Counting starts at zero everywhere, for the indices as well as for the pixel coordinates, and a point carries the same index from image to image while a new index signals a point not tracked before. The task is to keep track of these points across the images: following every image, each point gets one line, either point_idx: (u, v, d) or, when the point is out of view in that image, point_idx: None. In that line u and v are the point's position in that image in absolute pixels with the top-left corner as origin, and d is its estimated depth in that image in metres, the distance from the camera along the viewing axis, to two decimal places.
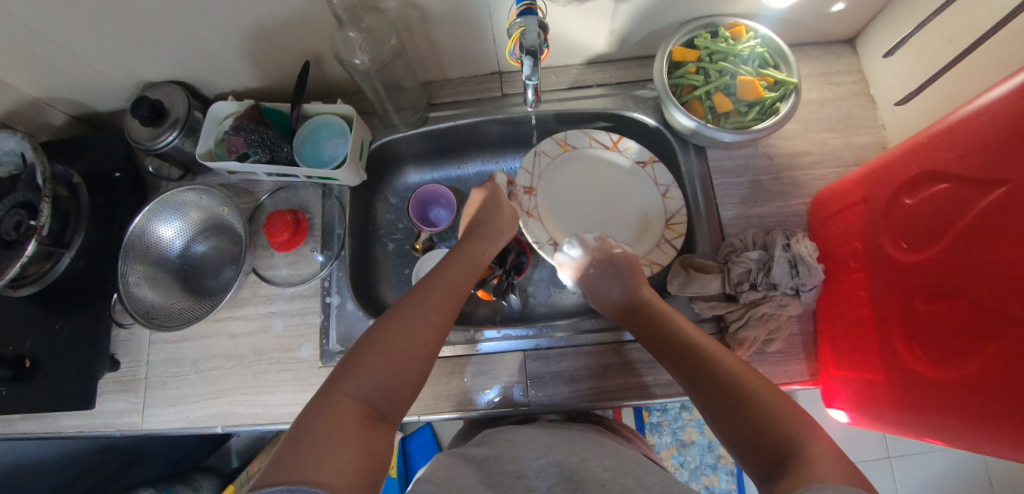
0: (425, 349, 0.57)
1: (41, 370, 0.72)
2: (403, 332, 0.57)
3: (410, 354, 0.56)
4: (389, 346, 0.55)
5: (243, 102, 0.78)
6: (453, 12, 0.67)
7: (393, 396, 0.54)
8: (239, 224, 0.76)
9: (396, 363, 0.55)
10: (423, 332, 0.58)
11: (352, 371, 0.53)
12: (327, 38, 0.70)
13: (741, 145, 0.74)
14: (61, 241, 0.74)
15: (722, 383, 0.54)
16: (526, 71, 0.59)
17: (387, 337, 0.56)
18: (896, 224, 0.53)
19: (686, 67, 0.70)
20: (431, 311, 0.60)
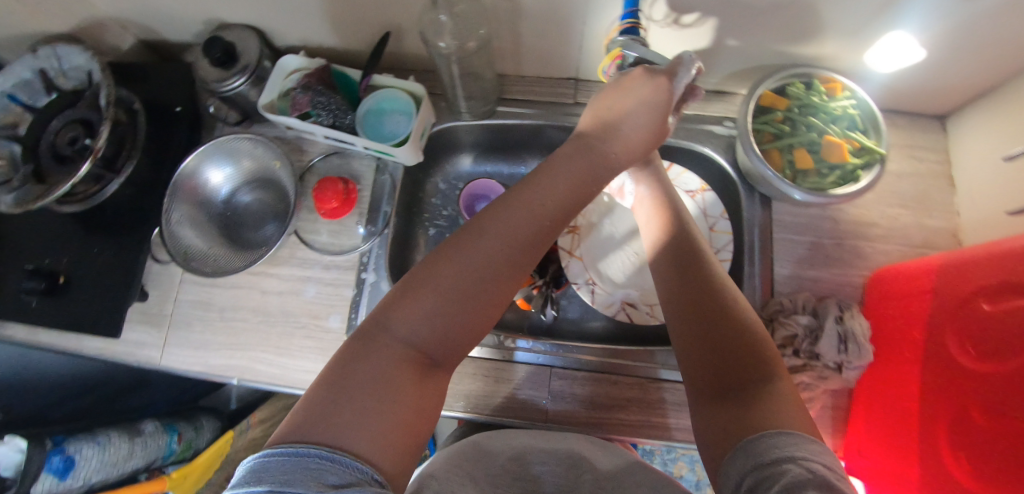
0: (502, 290, 0.51)
1: (73, 289, 0.72)
2: (479, 259, 0.49)
3: (484, 287, 0.49)
4: (463, 275, 0.48)
5: (314, 60, 0.76)
6: (549, 13, 0.65)
7: (450, 342, 0.49)
8: (291, 186, 0.75)
9: (465, 290, 0.48)
10: (503, 266, 0.50)
11: (411, 298, 0.47)
12: (414, 14, 0.68)
13: (809, 205, 0.71)
14: (112, 167, 0.73)
15: (715, 317, 0.52)
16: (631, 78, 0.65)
17: (462, 262, 0.49)
18: (965, 327, 0.51)
19: (772, 114, 0.68)
20: (519, 243, 0.51)
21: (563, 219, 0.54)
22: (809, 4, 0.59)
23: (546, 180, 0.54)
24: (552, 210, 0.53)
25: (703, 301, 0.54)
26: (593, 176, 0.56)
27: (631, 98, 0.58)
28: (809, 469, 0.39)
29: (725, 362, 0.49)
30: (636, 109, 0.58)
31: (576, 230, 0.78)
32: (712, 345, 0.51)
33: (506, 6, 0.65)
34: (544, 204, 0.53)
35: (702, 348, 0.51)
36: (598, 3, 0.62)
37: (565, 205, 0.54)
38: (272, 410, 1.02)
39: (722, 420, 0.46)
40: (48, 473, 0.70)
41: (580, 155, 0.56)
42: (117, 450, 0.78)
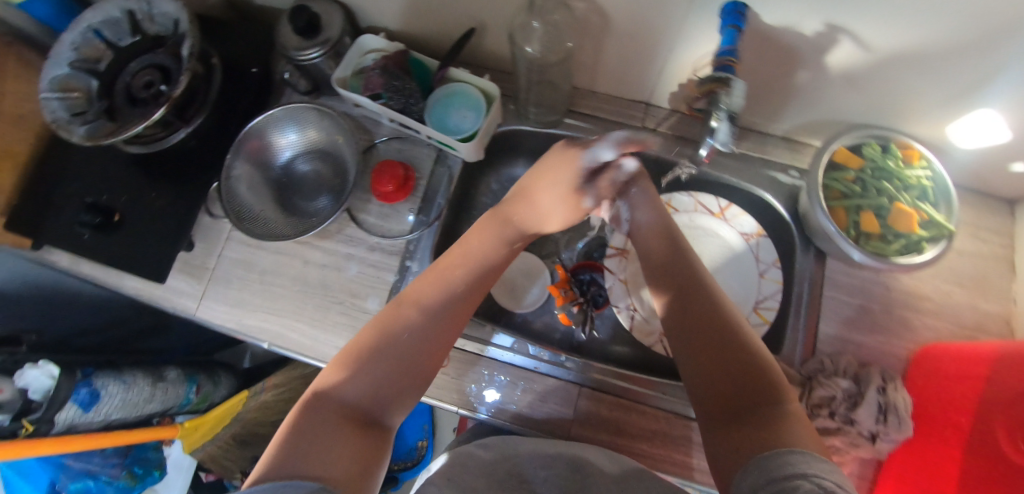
0: (432, 347, 0.55)
1: (126, 228, 0.73)
2: (404, 323, 0.54)
3: (416, 342, 0.54)
4: (386, 338, 0.53)
5: (394, 44, 0.77)
6: (638, 35, 0.64)
7: (393, 392, 0.52)
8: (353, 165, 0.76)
9: (401, 345, 0.53)
10: (426, 327, 0.55)
11: (342, 365, 0.52)
12: (503, 14, 0.68)
13: (864, 268, 0.70)
14: (182, 115, 0.73)
15: (718, 335, 0.52)
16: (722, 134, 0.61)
17: (382, 328, 0.54)
18: (1014, 417, 0.49)
19: (843, 172, 0.67)
20: (434, 309, 0.56)
21: (483, 287, 0.60)
22: (904, 66, 0.58)
23: (456, 261, 0.60)
24: (466, 282, 0.59)
25: (704, 318, 0.54)
26: (501, 252, 0.62)
27: (547, 199, 0.61)
28: (823, 486, 0.37)
29: (734, 384, 0.49)
30: (554, 185, 0.60)
31: (625, 253, 0.77)
32: (717, 367, 0.50)
33: (598, 22, 0.64)
34: (467, 271, 0.59)
35: (709, 369, 0.51)
36: (691, 31, 0.62)
37: (478, 280, 0.59)
38: (288, 376, 1.01)
39: (734, 444, 0.45)
40: (73, 403, 0.71)
41: (503, 227, 0.62)
42: (139, 391, 0.79)
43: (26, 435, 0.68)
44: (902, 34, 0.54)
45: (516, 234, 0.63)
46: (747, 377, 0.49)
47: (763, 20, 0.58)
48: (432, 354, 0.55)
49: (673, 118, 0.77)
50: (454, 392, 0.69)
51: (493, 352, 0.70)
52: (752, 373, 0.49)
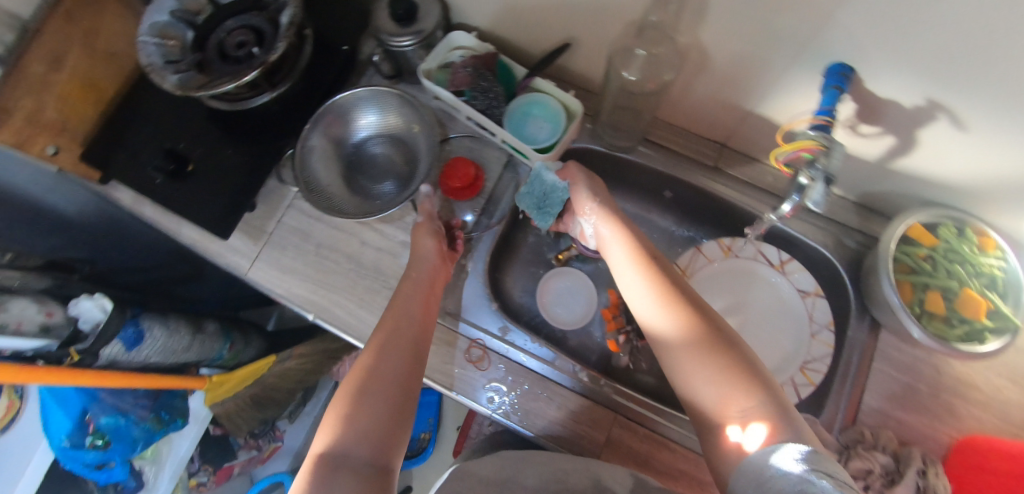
0: (401, 374, 0.58)
1: (197, 180, 0.75)
2: (369, 377, 0.56)
3: (385, 386, 0.56)
4: (358, 385, 0.56)
5: (483, 45, 0.77)
6: (734, 77, 0.65)
7: (387, 439, 0.53)
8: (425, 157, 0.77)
9: (373, 393, 0.55)
10: (385, 360, 0.58)
11: (329, 426, 0.52)
12: (602, 35, 0.68)
13: (918, 346, 0.69)
14: (270, 81, 0.74)
15: (689, 317, 0.54)
16: (818, 195, 0.57)
17: (350, 383, 0.56)
18: None
19: (915, 248, 0.66)
20: (381, 345, 0.60)
21: (424, 317, 0.65)
22: (1003, 155, 0.58)
23: (391, 316, 0.63)
24: (399, 319, 0.63)
25: (675, 303, 0.56)
26: (419, 287, 0.67)
27: (426, 237, 0.72)
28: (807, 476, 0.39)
29: (713, 366, 0.50)
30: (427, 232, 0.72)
31: None
32: (691, 351, 0.52)
33: (697, 58, 0.65)
34: (405, 316, 0.63)
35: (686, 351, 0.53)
36: (789, 81, 0.62)
37: (414, 318, 0.64)
38: (313, 348, 1.02)
39: (725, 435, 0.48)
40: (120, 340, 0.72)
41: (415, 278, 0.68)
42: (179, 339, 0.80)
43: (70, 363, 0.69)
44: (1008, 122, 0.54)
45: (414, 267, 0.69)
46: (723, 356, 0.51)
47: (868, 85, 0.58)
48: (408, 381, 0.58)
49: (745, 164, 0.77)
50: (488, 396, 0.69)
51: (533, 363, 0.71)
52: (730, 353, 0.50)
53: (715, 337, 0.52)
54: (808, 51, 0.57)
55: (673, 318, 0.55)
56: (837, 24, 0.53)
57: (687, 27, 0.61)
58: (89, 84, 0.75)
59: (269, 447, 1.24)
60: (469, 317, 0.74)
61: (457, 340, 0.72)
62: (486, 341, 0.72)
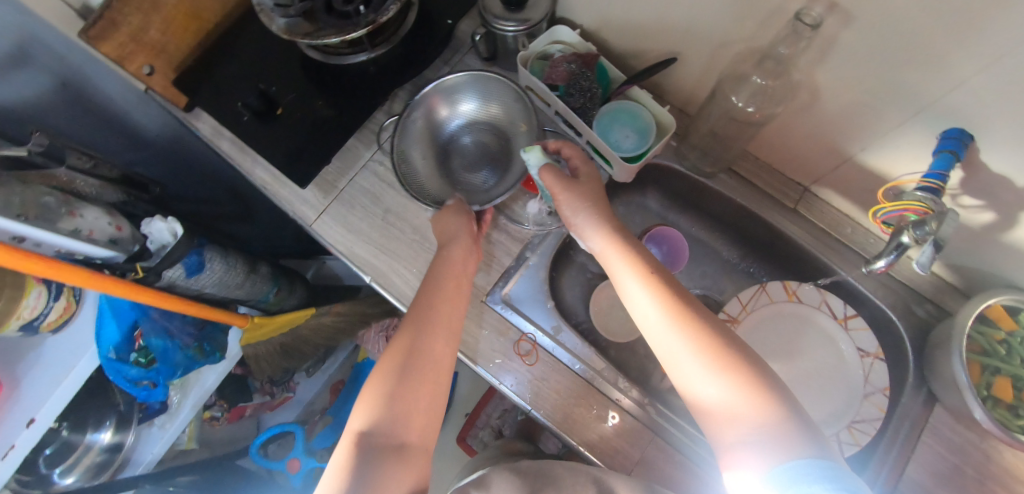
0: (437, 362, 0.59)
1: (281, 124, 0.76)
2: (402, 360, 0.58)
3: (417, 369, 0.57)
4: (396, 369, 0.57)
5: (585, 44, 0.77)
6: (842, 123, 0.64)
7: (419, 420, 0.55)
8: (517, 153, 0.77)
9: (406, 376, 0.57)
10: (419, 345, 0.59)
11: (369, 402, 0.55)
12: (712, 57, 0.67)
13: (974, 429, 0.67)
14: (373, 40, 0.75)
15: (699, 332, 0.53)
16: (923, 258, 0.53)
17: (387, 364, 0.58)
18: None
19: (992, 329, 0.64)
20: (413, 327, 0.60)
21: (453, 303, 0.64)
22: None
23: (422, 298, 0.63)
24: (429, 301, 0.63)
25: (682, 313, 0.55)
26: (449, 268, 0.66)
27: (451, 217, 0.71)
28: None
29: (725, 386, 0.50)
30: (454, 216, 0.70)
31: (735, 323, 0.75)
32: (702, 371, 0.51)
33: (807, 97, 0.63)
34: (434, 300, 0.63)
35: (695, 377, 0.52)
36: (897, 139, 0.61)
37: (444, 304, 0.63)
38: (353, 308, 1.05)
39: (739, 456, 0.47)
40: (182, 265, 0.73)
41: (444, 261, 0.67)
42: (234, 276, 0.82)
43: (133, 278, 0.71)
44: None
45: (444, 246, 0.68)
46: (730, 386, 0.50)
47: (983, 158, 0.56)
48: (439, 376, 0.58)
49: (826, 211, 0.76)
50: (529, 392, 0.69)
51: (580, 368, 0.70)
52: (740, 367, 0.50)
53: (724, 363, 0.51)
54: (929, 111, 0.56)
55: (680, 339, 0.54)
56: (970, 90, 0.51)
57: (807, 64, 0.59)
58: (195, 12, 0.76)
59: (281, 396, 1.26)
60: (523, 311, 0.74)
61: (508, 330, 0.72)
62: (537, 337, 0.71)
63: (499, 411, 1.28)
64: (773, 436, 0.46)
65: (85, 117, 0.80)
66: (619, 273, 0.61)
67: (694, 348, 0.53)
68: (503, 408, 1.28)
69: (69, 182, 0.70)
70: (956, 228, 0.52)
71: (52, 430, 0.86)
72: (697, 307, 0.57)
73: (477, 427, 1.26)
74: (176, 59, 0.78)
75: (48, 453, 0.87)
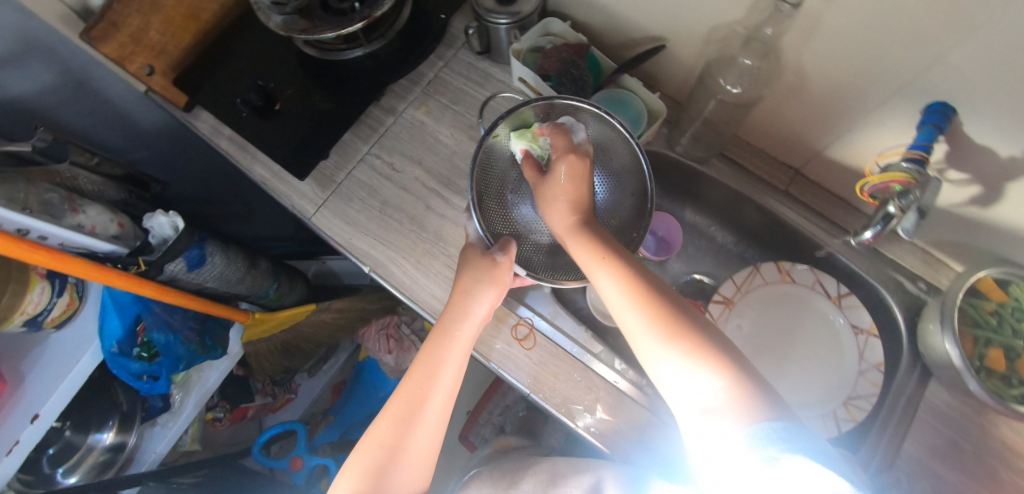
0: (423, 452, 0.56)
1: (281, 118, 0.77)
2: (384, 450, 0.54)
3: (398, 466, 0.54)
4: (372, 460, 0.54)
5: (575, 34, 0.79)
6: (829, 103, 0.65)
7: None
8: (602, 191, 0.72)
9: (386, 471, 0.54)
10: (404, 439, 0.55)
11: (342, 489, 0.53)
12: (701, 42, 0.68)
13: (969, 403, 0.67)
14: (368, 36, 0.78)
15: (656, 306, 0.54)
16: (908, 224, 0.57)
17: (364, 448, 0.55)
18: None
19: (982, 301, 0.65)
20: (400, 420, 0.56)
21: (449, 392, 0.59)
22: None
23: (416, 379, 0.58)
24: (423, 387, 0.58)
25: (640, 288, 0.55)
26: (449, 351, 0.60)
27: (474, 272, 0.65)
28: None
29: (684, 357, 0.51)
30: (475, 286, 0.64)
31: (730, 305, 0.75)
32: (663, 345, 0.52)
33: (794, 78, 0.65)
34: (428, 383, 0.58)
35: (668, 373, 0.52)
36: (883, 117, 0.62)
37: (439, 388, 0.58)
38: (352, 304, 1.07)
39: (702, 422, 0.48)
40: (184, 258, 0.75)
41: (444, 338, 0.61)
42: (235, 270, 0.83)
43: (136, 271, 0.72)
44: None
45: (453, 321, 0.62)
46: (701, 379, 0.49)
47: (966, 130, 0.58)
48: (420, 473, 0.56)
49: (817, 192, 0.77)
50: (527, 377, 0.70)
51: (577, 352, 0.71)
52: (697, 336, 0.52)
53: (682, 335, 0.52)
54: (913, 86, 0.57)
55: (652, 337, 0.53)
56: (950, 61, 0.53)
57: (793, 44, 0.61)
58: (194, 13, 0.78)
59: (283, 398, 1.26)
60: (521, 296, 0.74)
61: (506, 315, 0.73)
62: (534, 321, 0.72)
63: (500, 408, 1.28)
64: (734, 414, 0.46)
65: (86, 117, 0.81)
66: (591, 265, 0.59)
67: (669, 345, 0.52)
68: (505, 404, 1.31)
69: (72, 179, 0.71)
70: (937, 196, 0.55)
71: (54, 430, 0.86)
72: (667, 295, 0.56)
73: (479, 424, 1.26)
74: (175, 59, 0.79)
75: (52, 452, 0.87)
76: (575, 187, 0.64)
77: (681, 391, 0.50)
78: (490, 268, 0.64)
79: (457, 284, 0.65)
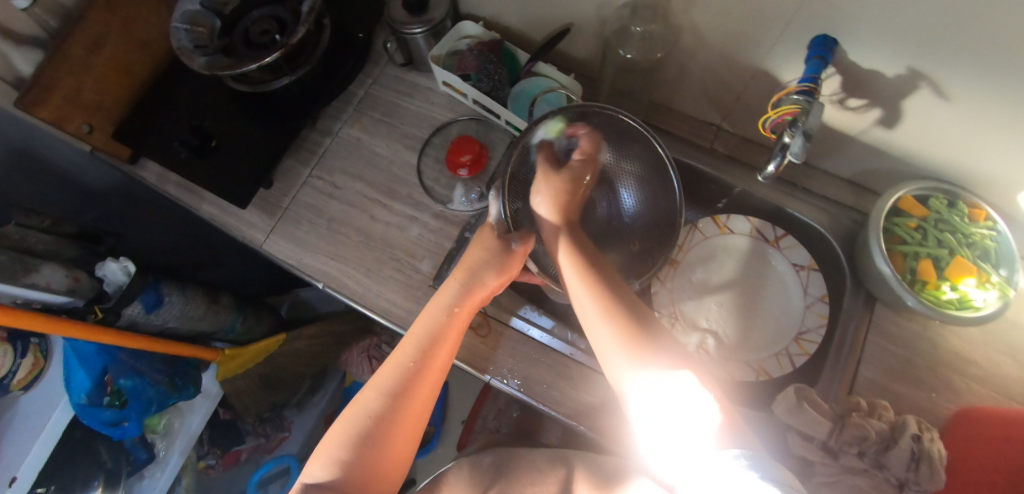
0: (410, 428, 0.52)
1: (220, 154, 0.80)
2: (369, 416, 0.51)
3: (384, 435, 0.50)
4: (357, 430, 0.50)
5: (488, 33, 0.82)
6: (726, 57, 0.68)
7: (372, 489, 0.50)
8: (630, 206, 0.73)
9: (372, 439, 0.50)
10: (393, 412, 0.51)
11: (323, 458, 0.50)
12: (599, 19, 0.72)
13: (914, 318, 0.69)
14: (291, 64, 0.80)
15: (630, 324, 0.53)
16: (795, 147, 0.57)
17: (348, 418, 0.51)
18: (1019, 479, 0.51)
19: (906, 218, 0.68)
20: (392, 389, 0.52)
21: (444, 366, 0.56)
22: (984, 123, 0.60)
23: (412, 346, 0.55)
24: (421, 355, 0.54)
25: (613, 305, 0.54)
26: (447, 328, 0.56)
27: (483, 252, 0.62)
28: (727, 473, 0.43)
29: (653, 375, 0.50)
30: (481, 266, 0.60)
31: (674, 264, 0.78)
32: (632, 359, 0.51)
33: (690, 38, 0.68)
34: (423, 350, 0.54)
35: (643, 399, 0.50)
36: (776, 58, 0.65)
37: (433, 358, 0.54)
38: (322, 330, 1.11)
39: (671, 427, 0.48)
40: (141, 301, 0.77)
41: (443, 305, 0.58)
42: (196, 307, 0.86)
43: (94, 319, 0.74)
44: (990, 86, 0.56)
45: (454, 297, 0.58)
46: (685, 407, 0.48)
47: (850, 57, 0.61)
48: (404, 446, 0.52)
49: (740, 144, 0.80)
50: (488, 363, 0.71)
51: (534, 332, 0.73)
52: (665, 357, 0.51)
53: (651, 353, 0.51)
54: (793, 24, 0.60)
55: (622, 350, 0.52)
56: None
57: (679, 6, 0.64)
58: (124, 67, 0.81)
59: (277, 437, 1.25)
60: None
61: None
62: (487, 309, 0.74)
63: (493, 412, 1.28)
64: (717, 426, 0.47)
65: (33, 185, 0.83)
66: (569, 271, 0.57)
67: (651, 367, 0.50)
68: (498, 408, 1.28)
69: (22, 239, 0.72)
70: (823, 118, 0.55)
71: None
72: (641, 314, 0.54)
73: (474, 432, 1.27)
74: (114, 116, 0.81)
75: None
76: (565, 199, 0.61)
77: (673, 427, 0.48)
78: (498, 252, 0.61)
79: (460, 261, 0.62)
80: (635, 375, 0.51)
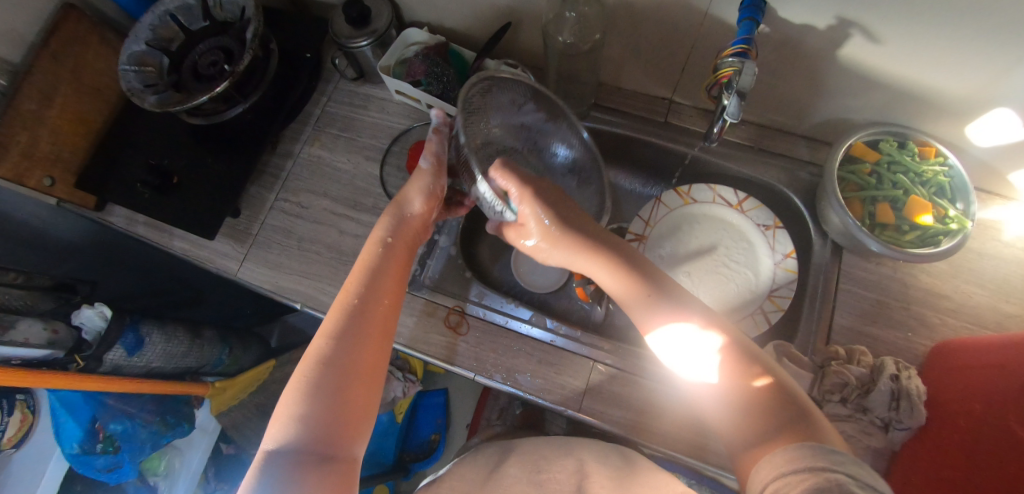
0: (371, 360, 0.51)
1: (183, 189, 0.81)
2: (327, 349, 0.50)
3: (344, 364, 0.49)
4: (312, 374, 0.48)
5: (434, 37, 0.82)
6: (664, 29, 0.69)
7: (346, 421, 0.47)
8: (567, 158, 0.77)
9: (335, 373, 0.48)
10: (348, 340, 0.51)
11: (282, 416, 0.47)
12: (538, 10, 0.73)
13: (880, 262, 0.70)
14: (241, 91, 0.79)
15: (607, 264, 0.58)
16: (730, 109, 0.59)
17: (303, 370, 0.49)
18: (992, 402, 0.53)
19: (860, 165, 0.69)
20: (339, 324, 0.52)
21: (393, 292, 0.57)
22: (916, 63, 0.61)
23: (354, 284, 0.56)
24: (363, 287, 0.55)
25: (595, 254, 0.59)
26: (388, 256, 0.59)
27: (413, 184, 0.64)
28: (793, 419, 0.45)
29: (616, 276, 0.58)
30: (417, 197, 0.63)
31: (643, 240, 0.80)
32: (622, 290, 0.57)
33: (626, 16, 0.69)
34: (365, 283, 0.56)
35: (672, 341, 0.53)
36: (711, 25, 0.66)
37: (380, 286, 0.56)
38: None
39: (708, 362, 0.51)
40: (121, 345, 0.78)
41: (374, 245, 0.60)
42: (178, 344, 0.87)
43: (76, 368, 0.74)
44: (919, 26, 0.57)
45: (387, 229, 0.61)
46: (708, 346, 0.51)
47: (779, 14, 0.61)
48: (373, 373, 0.51)
49: (692, 114, 0.81)
50: (470, 360, 0.72)
51: (514, 323, 0.74)
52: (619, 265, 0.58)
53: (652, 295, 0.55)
54: None
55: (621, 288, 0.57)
56: None
57: None
58: (79, 117, 0.81)
59: None
60: (446, 289, 0.77)
61: (437, 310, 0.75)
62: (463, 307, 0.75)
63: (497, 412, 1.26)
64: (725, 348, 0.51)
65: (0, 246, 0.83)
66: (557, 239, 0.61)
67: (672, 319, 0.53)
68: (500, 407, 1.26)
69: None
70: (754, 76, 0.57)
71: None
72: (619, 254, 0.58)
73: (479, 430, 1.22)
74: (75, 166, 0.81)
75: None
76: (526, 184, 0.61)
77: (687, 351, 0.52)
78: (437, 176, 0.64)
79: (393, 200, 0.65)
80: (659, 326, 0.54)
